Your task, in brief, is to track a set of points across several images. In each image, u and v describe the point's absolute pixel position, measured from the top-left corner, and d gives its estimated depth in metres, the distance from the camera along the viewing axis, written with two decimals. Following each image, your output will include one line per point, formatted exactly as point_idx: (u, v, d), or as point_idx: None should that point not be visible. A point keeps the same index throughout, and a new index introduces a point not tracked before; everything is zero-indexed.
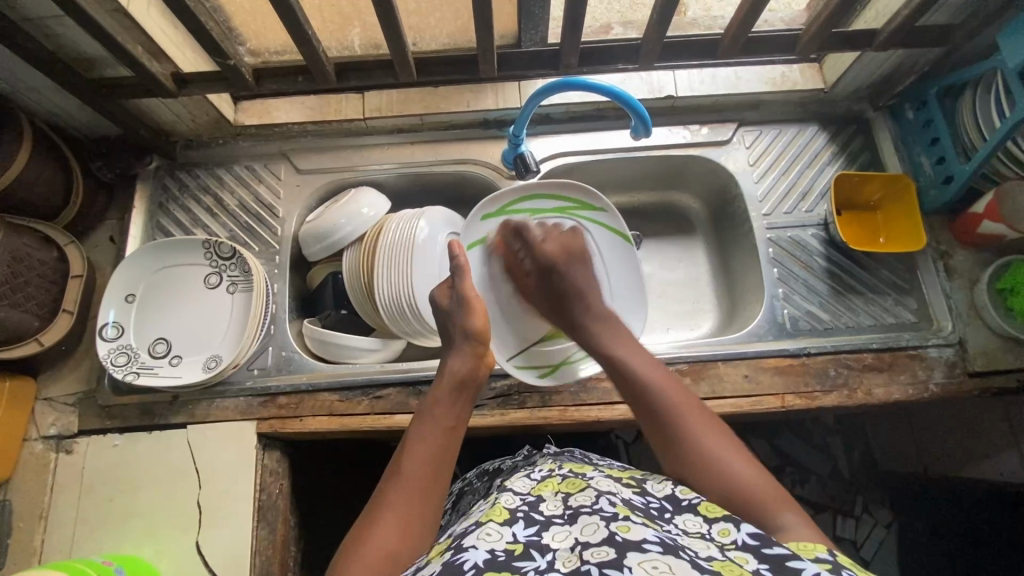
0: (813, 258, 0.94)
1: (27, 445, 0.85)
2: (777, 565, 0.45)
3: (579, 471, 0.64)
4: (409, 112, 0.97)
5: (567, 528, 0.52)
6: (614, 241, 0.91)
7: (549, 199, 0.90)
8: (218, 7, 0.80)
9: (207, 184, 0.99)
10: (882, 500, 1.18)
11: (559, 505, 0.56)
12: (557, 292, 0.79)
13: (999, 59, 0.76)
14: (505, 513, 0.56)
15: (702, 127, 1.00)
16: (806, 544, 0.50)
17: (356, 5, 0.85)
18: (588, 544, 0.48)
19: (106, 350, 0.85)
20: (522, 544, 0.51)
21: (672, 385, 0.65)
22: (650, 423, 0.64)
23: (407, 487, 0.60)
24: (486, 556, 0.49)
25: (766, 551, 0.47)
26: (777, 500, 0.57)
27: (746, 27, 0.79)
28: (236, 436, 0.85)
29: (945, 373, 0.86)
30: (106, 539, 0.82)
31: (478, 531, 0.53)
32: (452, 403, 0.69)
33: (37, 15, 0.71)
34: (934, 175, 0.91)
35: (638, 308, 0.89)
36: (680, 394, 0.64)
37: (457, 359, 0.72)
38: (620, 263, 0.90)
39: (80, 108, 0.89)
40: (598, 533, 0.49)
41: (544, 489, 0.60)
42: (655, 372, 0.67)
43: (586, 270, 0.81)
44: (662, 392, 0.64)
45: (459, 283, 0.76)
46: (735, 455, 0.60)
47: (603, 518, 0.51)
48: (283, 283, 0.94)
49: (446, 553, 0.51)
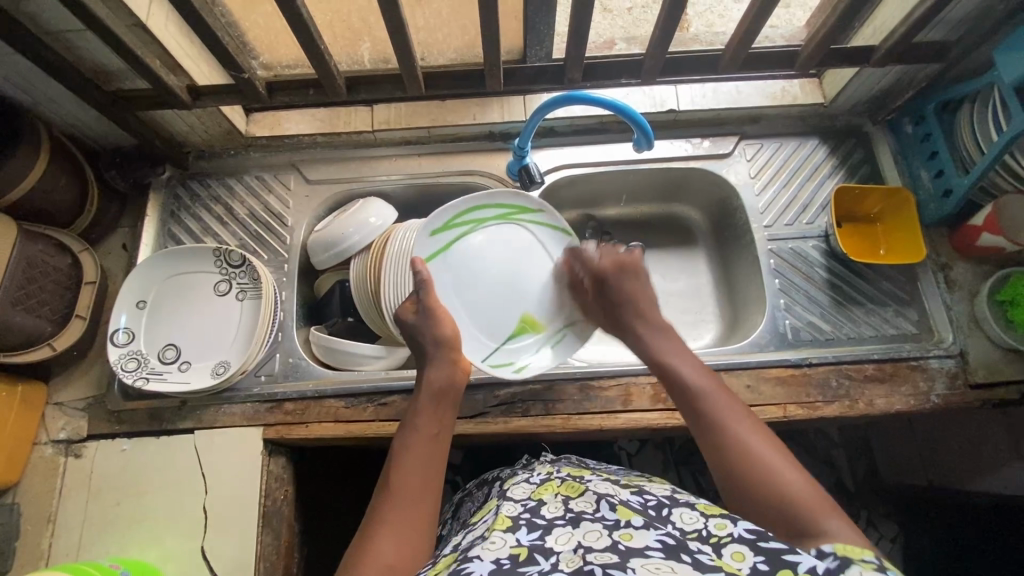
0: (815, 269, 0.95)
1: (37, 449, 0.87)
2: (773, 558, 0.46)
3: (577, 474, 0.65)
4: (417, 125, 0.99)
5: (569, 530, 0.53)
6: (559, 237, 0.89)
7: (487, 207, 0.86)
8: (233, 22, 0.83)
9: (218, 193, 1.01)
10: (886, 515, 1.19)
11: (560, 507, 0.57)
12: (609, 300, 0.78)
13: (996, 73, 0.77)
14: (508, 521, 0.56)
15: (704, 140, 1.01)
16: (851, 547, 0.48)
17: (367, 20, 0.87)
18: (592, 548, 0.49)
19: (117, 356, 0.87)
20: (526, 548, 0.51)
21: (726, 398, 0.63)
22: (698, 431, 0.62)
23: (399, 502, 0.61)
24: (492, 565, 0.49)
25: (764, 545, 0.47)
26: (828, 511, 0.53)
27: (746, 43, 0.81)
28: (242, 442, 0.86)
29: (947, 383, 0.87)
30: (113, 542, 0.83)
31: (482, 541, 0.53)
32: (436, 417, 0.69)
33: (57, 29, 0.74)
34: (933, 188, 0.93)
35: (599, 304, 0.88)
36: (733, 407, 0.62)
37: (434, 369, 0.73)
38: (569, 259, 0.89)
39: (97, 119, 0.91)
40: (601, 540, 0.50)
41: (544, 493, 0.61)
42: (705, 383, 0.65)
43: (640, 281, 0.78)
44: (715, 403, 0.63)
45: (425, 296, 0.76)
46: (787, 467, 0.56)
47: (605, 525, 0.53)
48: (291, 291, 0.96)
49: (452, 565, 0.52)
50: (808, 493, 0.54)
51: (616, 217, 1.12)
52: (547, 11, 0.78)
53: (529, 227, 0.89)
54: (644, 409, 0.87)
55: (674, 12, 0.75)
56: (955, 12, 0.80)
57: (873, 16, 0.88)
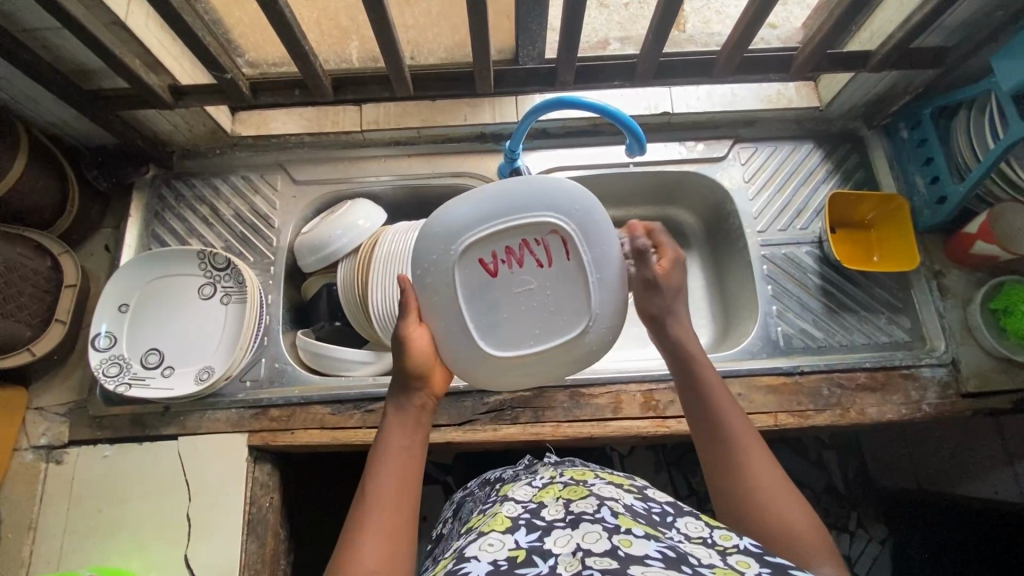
0: (808, 276, 0.95)
1: (17, 454, 0.85)
2: (779, 570, 0.46)
3: (580, 478, 0.63)
4: (408, 125, 0.98)
5: (568, 532, 0.51)
6: (468, 290, 0.64)
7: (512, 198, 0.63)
8: (215, 19, 0.81)
9: (203, 194, 0.99)
10: (875, 516, 1.20)
11: (561, 509, 0.55)
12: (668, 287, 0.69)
13: (993, 80, 0.76)
14: (507, 522, 0.55)
15: (699, 143, 1.00)
16: None
17: (355, 19, 0.85)
18: (590, 551, 0.47)
19: (99, 360, 0.85)
20: (524, 550, 0.50)
21: (739, 417, 0.60)
22: (704, 445, 0.61)
23: (378, 514, 0.52)
24: (488, 568, 0.48)
25: (768, 559, 0.48)
26: (823, 548, 0.52)
27: (742, 47, 0.79)
28: (227, 448, 0.84)
29: (938, 392, 0.86)
30: (94, 550, 0.81)
31: (480, 541, 0.52)
32: (409, 424, 0.59)
33: (34, 27, 0.72)
34: (928, 195, 0.92)
35: (507, 374, 0.68)
36: (745, 429, 0.60)
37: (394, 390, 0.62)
38: (479, 317, 0.65)
39: (77, 118, 0.89)
40: (599, 543, 0.48)
41: (546, 495, 0.59)
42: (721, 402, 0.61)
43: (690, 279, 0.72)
44: (727, 423, 0.60)
45: (405, 323, 0.63)
46: (785, 501, 0.55)
47: (605, 527, 0.51)
48: (277, 294, 0.94)
49: (448, 564, 0.51)
50: (804, 528, 0.53)
51: (609, 219, 1.11)
52: (539, 11, 0.76)
53: (475, 250, 0.64)
54: (633, 416, 0.86)
55: (668, 15, 0.74)
56: (953, 17, 0.79)
57: (871, 20, 0.86)
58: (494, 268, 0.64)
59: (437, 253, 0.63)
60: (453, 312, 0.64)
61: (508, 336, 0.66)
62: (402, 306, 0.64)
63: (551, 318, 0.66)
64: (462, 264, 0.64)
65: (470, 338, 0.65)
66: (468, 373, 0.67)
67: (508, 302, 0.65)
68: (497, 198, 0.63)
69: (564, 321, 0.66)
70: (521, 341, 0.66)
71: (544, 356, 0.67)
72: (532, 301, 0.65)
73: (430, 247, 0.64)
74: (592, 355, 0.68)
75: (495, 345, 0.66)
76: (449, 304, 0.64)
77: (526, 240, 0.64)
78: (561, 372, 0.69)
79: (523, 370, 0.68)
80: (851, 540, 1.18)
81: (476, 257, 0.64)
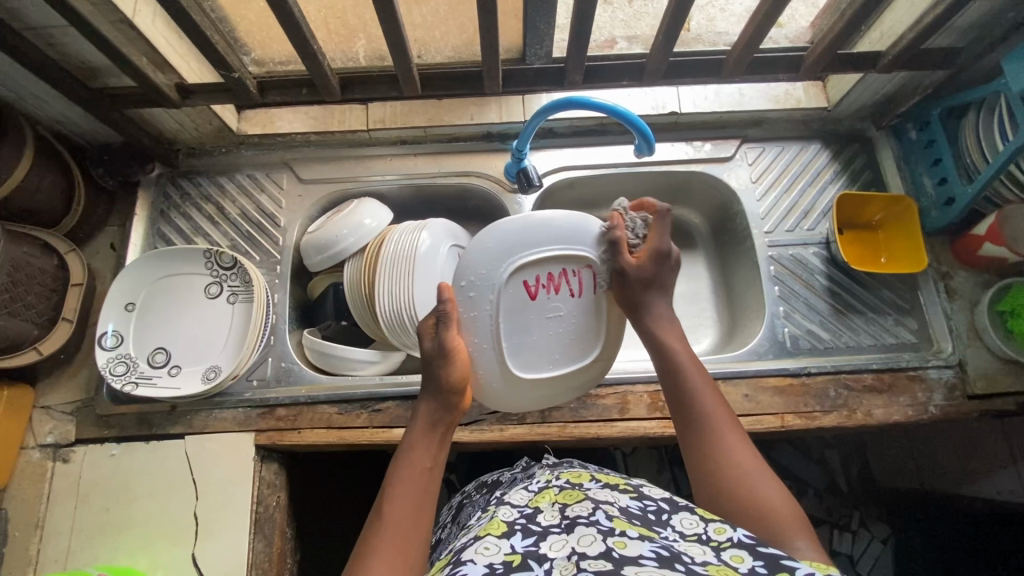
0: (815, 277, 0.94)
1: (24, 454, 0.85)
2: (772, 563, 0.45)
3: (576, 481, 0.62)
4: (413, 124, 0.97)
5: (564, 537, 0.51)
6: (504, 312, 0.68)
7: (556, 226, 0.68)
8: (222, 16, 0.81)
9: (208, 192, 0.98)
10: (878, 516, 1.19)
11: (557, 514, 0.55)
12: (639, 278, 0.68)
13: (1004, 82, 0.75)
14: (503, 527, 0.55)
15: (705, 143, 1.00)
16: (821, 564, 0.49)
17: (362, 17, 0.84)
18: (585, 555, 0.47)
19: (106, 359, 0.85)
20: (520, 555, 0.50)
21: (713, 398, 0.62)
22: (681, 425, 0.63)
23: (394, 524, 0.54)
24: (485, 570, 0.48)
25: (762, 550, 0.47)
26: (795, 524, 0.54)
27: (752, 48, 0.79)
28: (235, 447, 0.85)
29: (945, 394, 0.86)
30: (101, 549, 0.81)
31: (476, 545, 0.52)
32: (435, 442, 0.62)
33: (41, 25, 0.71)
34: (936, 196, 0.92)
35: (520, 395, 0.73)
36: (718, 411, 0.62)
37: (426, 400, 0.64)
38: (509, 337, 0.69)
39: (82, 116, 0.88)
40: (595, 546, 0.48)
41: (541, 500, 0.59)
42: (697, 383, 0.64)
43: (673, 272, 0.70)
44: (702, 406, 0.62)
45: (444, 329, 0.64)
46: (757, 476, 0.57)
47: (600, 530, 0.50)
48: (284, 293, 0.94)
49: (444, 570, 0.50)
50: (778, 505, 0.55)
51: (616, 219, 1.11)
52: (547, 11, 0.75)
53: (519, 274, 0.67)
54: (640, 417, 0.86)
55: (679, 14, 0.73)
56: (964, 18, 0.78)
57: (880, 20, 0.86)
58: (534, 291, 0.68)
59: (487, 272, 0.66)
60: (490, 330, 0.67)
61: (528, 358, 0.70)
62: (444, 314, 0.65)
63: (570, 346, 0.72)
64: (508, 284, 0.67)
65: (499, 359, 0.69)
66: (483, 393, 0.71)
67: (538, 326, 0.70)
68: (543, 227, 0.67)
69: (579, 350, 0.72)
70: (540, 364, 0.71)
71: (555, 381, 0.73)
72: (558, 328, 0.71)
73: (480, 263, 0.67)
74: (589, 382, 0.76)
75: (519, 366, 0.70)
76: (488, 322, 0.67)
77: (565, 269, 0.69)
78: (564, 395, 0.76)
79: (534, 394, 0.73)
80: (853, 540, 1.17)
81: (521, 279, 0.68)
